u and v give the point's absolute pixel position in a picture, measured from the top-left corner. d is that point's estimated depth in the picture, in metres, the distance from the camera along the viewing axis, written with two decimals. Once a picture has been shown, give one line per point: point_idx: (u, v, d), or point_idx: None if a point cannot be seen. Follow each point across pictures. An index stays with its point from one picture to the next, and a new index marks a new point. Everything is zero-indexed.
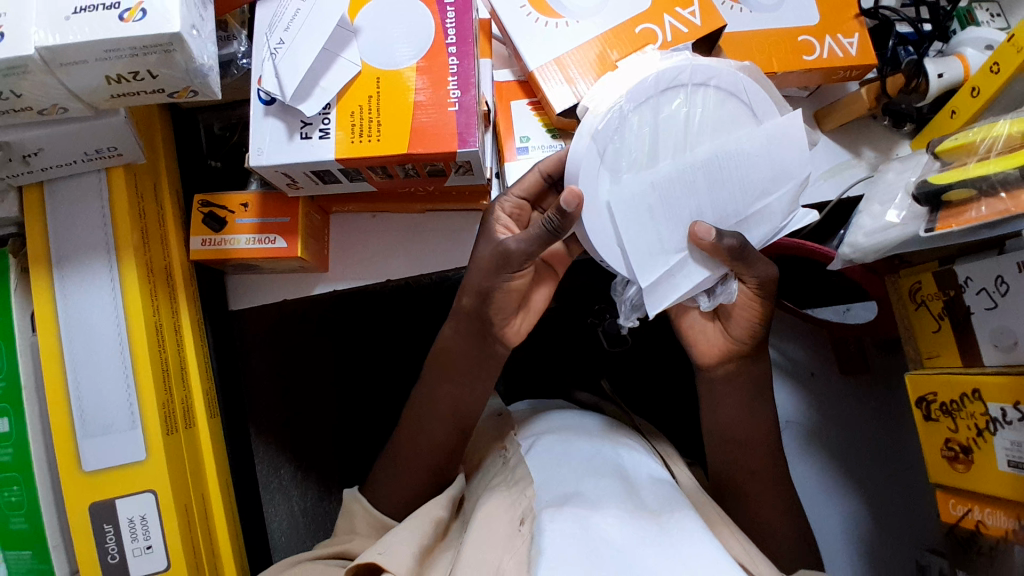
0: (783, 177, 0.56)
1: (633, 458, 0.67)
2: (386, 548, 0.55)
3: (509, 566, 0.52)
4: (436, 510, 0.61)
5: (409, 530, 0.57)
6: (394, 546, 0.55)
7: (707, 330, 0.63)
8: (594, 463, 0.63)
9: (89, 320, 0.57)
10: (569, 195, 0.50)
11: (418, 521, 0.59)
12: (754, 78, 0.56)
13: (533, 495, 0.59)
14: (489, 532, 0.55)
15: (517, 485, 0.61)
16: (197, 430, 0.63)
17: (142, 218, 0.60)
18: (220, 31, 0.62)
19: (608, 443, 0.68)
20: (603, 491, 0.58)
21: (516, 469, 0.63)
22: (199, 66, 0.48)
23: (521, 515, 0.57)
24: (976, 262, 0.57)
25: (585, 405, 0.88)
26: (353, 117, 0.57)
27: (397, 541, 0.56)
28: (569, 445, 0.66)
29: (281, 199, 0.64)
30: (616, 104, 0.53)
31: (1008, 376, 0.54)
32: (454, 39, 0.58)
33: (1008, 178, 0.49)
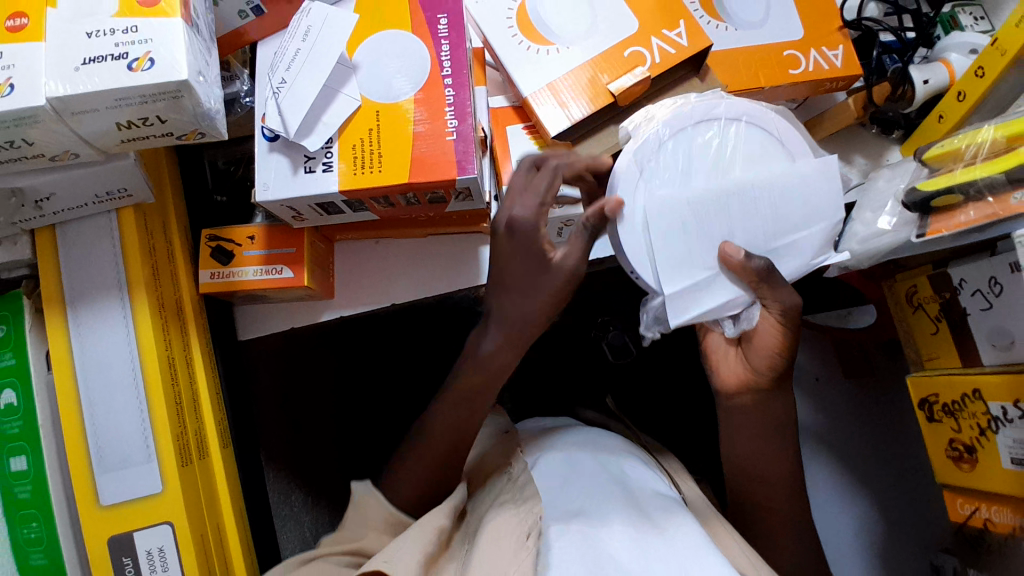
0: (823, 210, 0.59)
1: (639, 474, 0.67)
2: (388, 556, 0.54)
3: None
4: (439, 516, 0.60)
5: (413, 535, 0.57)
6: (401, 550, 0.55)
7: (729, 356, 0.64)
8: (603, 480, 0.64)
9: (104, 357, 0.58)
10: (612, 202, 0.56)
11: (422, 526, 0.58)
12: (789, 119, 0.61)
13: (541, 512, 0.59)
14: (495, 548, 0.56)
15: (524, 499, 0.61)
16: (211, 461, 0.64)
17: (153, 255, 0.61)
18: (223, 71, 0.64)
19: (615, 458, 0.68)
20: (614, 507, 0.59)
21: (523, 485, 0.63)
22: (207, 109, 0.50)
23: (527, 531, 0.57)
24: (969, 264, 0.58)
25: (591, 421, 0.89)
26: (354, 149, 0.58)
27: (403, 544, 0.55)
28: (573, 463, 0.67)
29: (287, 231, 0.66)
30: (654, 129, 0.58)
31: (1007, 375, 0.55)
32: (449, 71, 0.60)
33: (995, 183, 0.50)
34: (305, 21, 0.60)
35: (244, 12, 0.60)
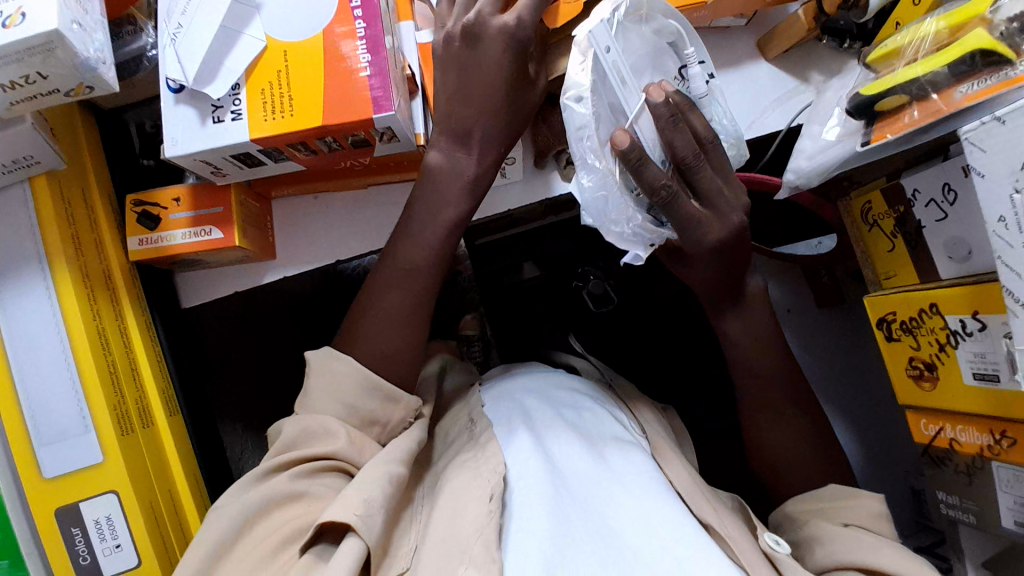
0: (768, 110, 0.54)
1: (596, 419, 0.65)
2: (361, 508, 0.49)
3: (479, 548, 0.49)
4: (399, 459, 0.56)
5: (380, 483, 0.52)
6: (370, 506, 0.50)
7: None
8: (559, 426, 0.61)
9: (29, 330, 0.56)
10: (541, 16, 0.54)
11: (384, 470, 0.54)
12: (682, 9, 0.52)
13: (502, 471, 0.56)
14: (460, 515, 0.53)
15: (485, 461, 0.58)
16: (157, 429, 0.63)
17: (73, 224, 0.59)
18: (128, 25, 0.61)
19: (570, 406, 0.66)
20: (569, 452, 0.58)
21: (486, 447, 0.60)
22: (85, 60, 0.47)
23: (489, 492, 0.54)
24: (921, 173, 0.55)
25: (562, 364, 0.88)
26: (263, 93, 0.55)
27: (370, 492, 0.51)
28: (530, 411, 0.65)
29: (213, 189, 0.63)
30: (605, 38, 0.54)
31: (965, 286, 0.52)
32: (359, 3, 0.56)
33: (937, 79, 0.46)
34: None
35: None
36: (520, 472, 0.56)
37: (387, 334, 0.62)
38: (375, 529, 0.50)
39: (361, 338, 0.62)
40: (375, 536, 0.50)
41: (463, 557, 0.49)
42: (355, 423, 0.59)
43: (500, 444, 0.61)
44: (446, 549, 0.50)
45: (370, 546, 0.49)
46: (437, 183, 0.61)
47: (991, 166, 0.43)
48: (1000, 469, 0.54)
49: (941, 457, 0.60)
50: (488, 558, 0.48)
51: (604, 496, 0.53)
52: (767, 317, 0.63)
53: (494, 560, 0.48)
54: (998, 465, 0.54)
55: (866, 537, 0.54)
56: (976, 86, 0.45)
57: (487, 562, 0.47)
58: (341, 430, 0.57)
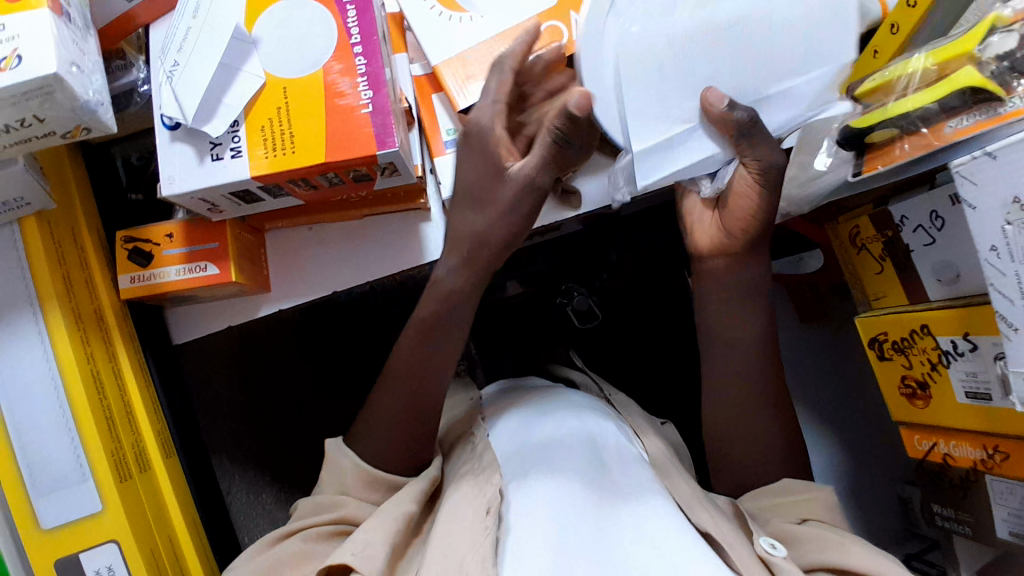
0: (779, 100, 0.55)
1: (598, 424, 0.66)
2: (357, 548, 0.51)
3: (473, 562, 0.50)
4: (409, 496, 0.57)
5: (387, 520, 0.54)
6: (369, 543, 0.52)
7: (704, 219, 0.63)
8: (561, 433, 0.62)
9: (22, 377, 0.54)
10: (579, 98, 0.50)
11: (390, 511, 0.55)
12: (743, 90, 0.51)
13: (500, 484, 0.58)
14: (457, 530, 0.54)
15: (484, 473, 0.60)
16: (155, 473, 0.61)
17: (64, 265, 0.57)
18: (117, 59, 0.60)
19: (574, 413, 0.67)
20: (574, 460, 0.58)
21: (484, 457, 0.62)
22: (85, 102, 0.46)
23: (486, 506, 0.55)
24: (909, 200, 0.57)
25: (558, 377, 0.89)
26: (263, 130, 0.55)
27: (372, 534, 0.52)
28: (533, 425, 0.65)
29: (207, 224, 0.62)
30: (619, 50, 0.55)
31: (954, 308, 0.54)
32: (358, 39, 0.56)
33: (928, 114, 0.48)
34: None
35: None
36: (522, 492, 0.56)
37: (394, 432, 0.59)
38: (377, 562, 0.51)
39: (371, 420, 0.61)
40: (377, 569, 0.50)
41: (458, 573, 0.50)
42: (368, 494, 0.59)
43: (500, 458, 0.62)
44: (444, 564, 0.51)
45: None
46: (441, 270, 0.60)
47: (982, 199, 0.44)
48: (994, 482, 0.56)
49: (936, 471, 0.61)
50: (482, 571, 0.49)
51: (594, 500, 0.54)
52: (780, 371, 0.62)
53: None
54: (992, 479, 0.56)
55: (832, 536, 0.54)
56: (964, 122, 0.46)
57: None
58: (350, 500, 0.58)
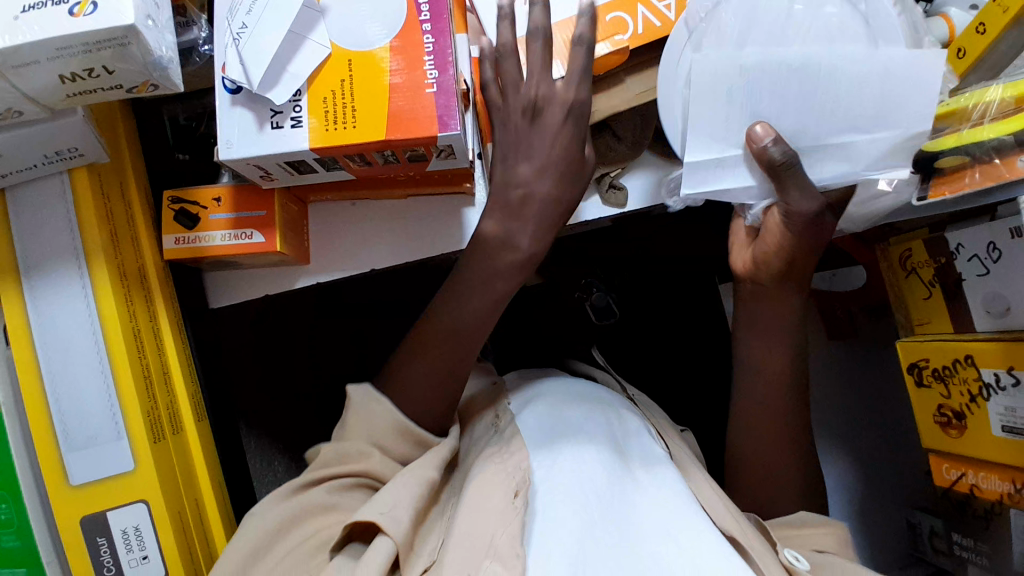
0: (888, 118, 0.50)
1: (622, 425, 0.66)
2: (385, 507, 0.51)
3: (502, 542, 0.50)
4: (432, 463, 0.57)
5: (411, 484, 0.54)
6: (396, 505, 0.52)
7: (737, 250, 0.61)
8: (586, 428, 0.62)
9: (63, 330, 0.54)
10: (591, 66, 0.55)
11: (414, 475, 0.55)
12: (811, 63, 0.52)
13: (526, 465, 0.58)
14: (484, 511, 0.54)
15: (512, 458, 0.60)
16: (186, 435, 0.61)
17: (112, 220, 0.57)
18: (178, 16, 0.59)
19: (599, 410, 0.67)
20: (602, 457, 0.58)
21: (511, 440, 0.62)
22: (158, 58, 0.45)
23: (515, 489, 0.55)
24: (966, 228, 0.57)
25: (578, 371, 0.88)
26: (325, 102, 0.54)
27: (398, 496, 0.53)
28: (563, 415, 0.65)
29: (256, 192, 0.62)
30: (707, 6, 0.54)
31: (1001, 341, 0.54)
32: (428, 17, 0.56)
33: (1003, 145, 0.48)
34: None
35: None
36: (546, 481, 0.56)
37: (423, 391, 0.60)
38: (403, 524, 0.51)
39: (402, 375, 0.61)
40: (403, 531, 0.51)
41: (487, 551, 0.50)
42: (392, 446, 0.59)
43: (528, 441, 0.62)
44: (469, 544, 0.51)
45: (399, 544, 0.50)
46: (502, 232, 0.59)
47: None
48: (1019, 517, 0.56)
49: (960, 500, 0.62)
50: (513, 554, 0.49)
51: (613, 496, 0.54)
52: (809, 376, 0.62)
53: (518, 556, 0.49)
54: (1018, 515, 0.56)
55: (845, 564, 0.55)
56: None
57: (512, 558, 0.49)
58: (374, 449, 0.58)
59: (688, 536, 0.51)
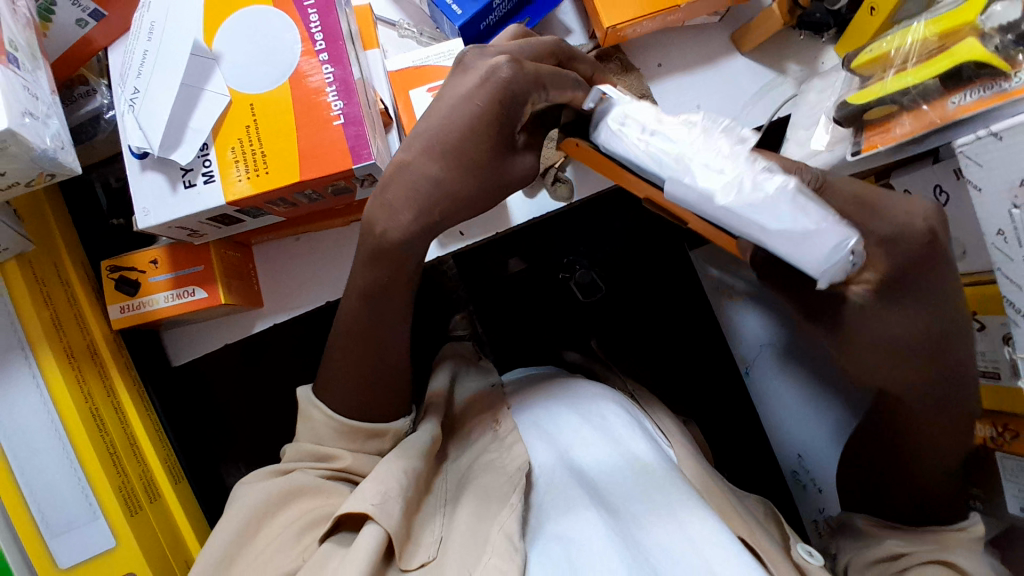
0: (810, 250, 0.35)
1: (618, 411, 0.63)
2: (376, 497, 0.51)
3: (497, 537, 0.50)
4: (414, 453, 0.57)
5: (394, 473, 0.54)
6: (386, 495, 0.52)
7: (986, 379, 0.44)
8: (587, 425, 0.60)
9: (19, 422, 0.54)
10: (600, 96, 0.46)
11: (397, 464, 0.55)
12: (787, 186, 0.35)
13: (526, 467, 0.56)
14: (480, 518, 0.53)
15: (512, 458, 0.58)
16: (166, 500, 0.62)
17: (51, 304, 0.57)
18: (80, 87, 0.58)
19: (594, 403, 0.63)
20: (586, 444, 0.58)
21: (512, 447, 0.59)
22: (43, 151, 0.44)
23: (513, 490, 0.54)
24: (911, 173, 0.55)
25: (575, 365, 0.88)
26: (236, 151, 0.53)
27: (386, 484, 0.53)
28: (554, 414, 0.63)
29: (191, 248, 0.61)
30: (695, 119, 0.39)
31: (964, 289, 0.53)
32: (323, 45, 0.53)
33: (928, 89, 0.46)
34: (146, 17, 0.53)
35: (82, 19, 0.54)
36: (546, 483, 0.55)
37: (346, 378, 0.58)
38: (395, 515, 0.51)
39: (332, 374, 0.59)
40: (396, 521, 0.51)
41: (484, 547, 0.50)
42: (357, 440, 0.59)
43: (527, 445, 0.60)
44: (468, 550, 0.51)
45: (389, 530, 0.50)
46: (389, 237, 0.50)
47: (987, 179, 0.43)
48: (1006, 458, 0.56)
49: None
50: (510, 548, 0.49)
51: (638, 491, 0.53)
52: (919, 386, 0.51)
53: (515, 550, 0.49)
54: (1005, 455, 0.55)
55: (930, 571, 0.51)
56: (968, 98, 0.44)
57: (510, 552, 0.49)
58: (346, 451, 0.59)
59: (704, 534, 0.49)
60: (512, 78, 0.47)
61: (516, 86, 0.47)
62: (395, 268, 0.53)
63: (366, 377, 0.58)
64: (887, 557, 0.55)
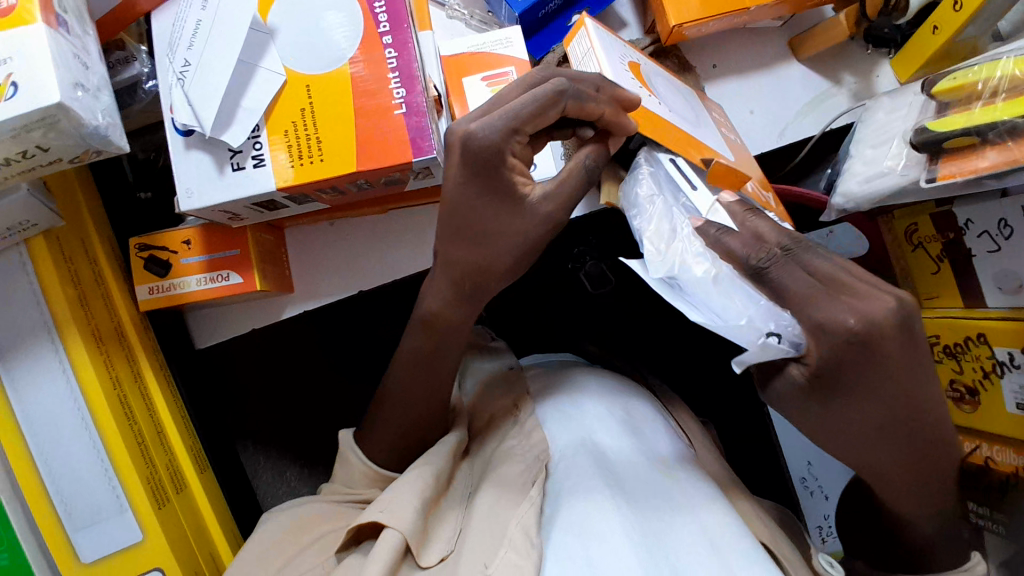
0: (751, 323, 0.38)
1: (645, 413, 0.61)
2: (386, 505, 0.50)
3: (514, 533, 0.49)
4: (442, 454, 0.56)
5: (417, 475, 0.53)
6: (397, 498, 0.50)
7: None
8: (611, 418, 0.57)
9: (45, 410, 0.52)
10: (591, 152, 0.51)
11: (418, 468, 0.53)
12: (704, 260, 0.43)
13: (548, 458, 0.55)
14: (493, 508, 0.51)
15: (534, 450, 0.56)
16: (190, 489, 0.61)
17: (78, 284, 0.54)
18: (117, 51, 0.54)
19: (621, 402, 0.61)
20: (611, 435, 0.55)
21: (532, 434, 0.58)
22: (94, 129, 0.41)
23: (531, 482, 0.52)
24: (976, 204, 0.55)
25: (595, 358, 0.84)
26: (287, 133, 0.49)
27: (399, 490, 0.51)
28: (580, 404, 0.60)
29: (227, 230, 0.58)
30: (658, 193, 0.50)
31: (1016, 323, 0.53)
32: (387, 27, 0.50)
33: (1016, 127, 0.45)
34: None
35: None
36: (564, 467, 0.52)
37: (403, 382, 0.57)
38: (408, 515, 0.50)
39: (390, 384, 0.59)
40: (409, 521, 0.49)
41: (502, 541, 0.48)
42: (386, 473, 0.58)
43: (548, 432, 0.58)
44: (484, 540, 0.49)
45: (406, 534, 0.49)
46: (436, 311, 0.55)
47: None
48: None
49: (975, 472, 0.62)
50: (528, 544, 0.47)
51: (655, 481, 0.51)
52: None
53: (534, 545, 0.47)
54: None
55: None
56: None
57: (527, 547, 0.47)
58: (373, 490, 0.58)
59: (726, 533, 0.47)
60: (474, 145, 0.46)
61: (478, 165, 0.47)
62: (440, 340, 0.56)
63: (411, 391, 0.57)
64: None
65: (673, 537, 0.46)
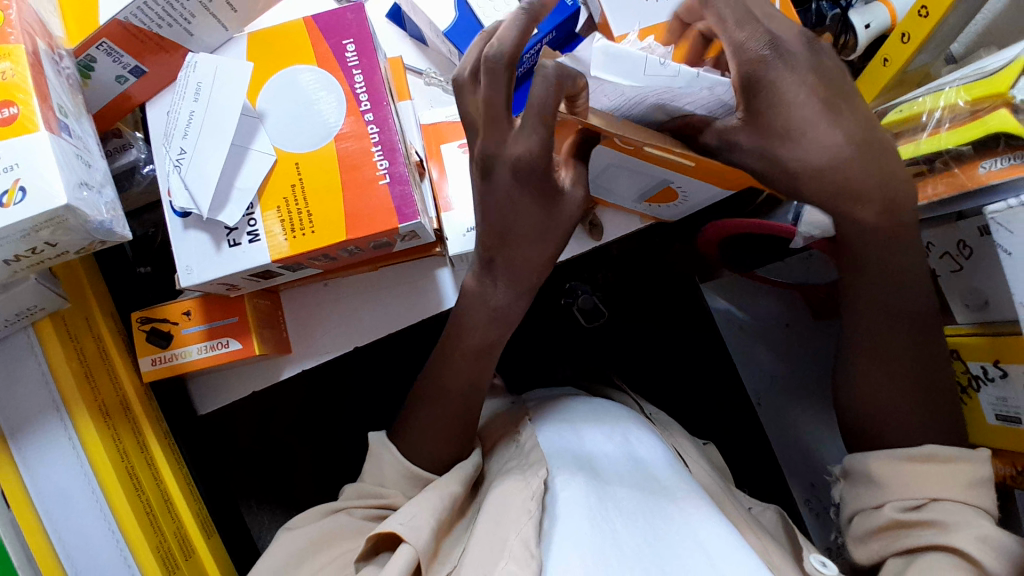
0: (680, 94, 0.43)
1: (642, 440, 0.62)
2: (405, 518, 0.51)
3: (516, 544, 0.47)
4: (457, 480, 0.57)
5: (433, 497, 0.54)
6: (417, 514, 0.52)
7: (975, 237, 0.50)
8: (609, 451, 0.58)
9: (58, 486, 0.54)
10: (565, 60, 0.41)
11: (438, 491, 0.55)
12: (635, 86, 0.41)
13: (545, 476, 0.54)
14: (499, 513, 0.51)
15: (530, 467, 0.56)
16: (198, 556, 0.62)
17: (84, 360, 0.56)
18: (115, 139, 0.58)
19: (616, 427, 0.62)
20: (613, 461, 0.57)
21: (530, 453, 0.58)
22: (96, 222, 0.44)
23: (530, 494, 0.52)
24: (937, 228, 0.58)
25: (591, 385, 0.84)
26: (280, 208, 0.52)
27: (420, 507, 0.52)
28: (580, 430, 0.61)
29: (224, 299, 0.60)
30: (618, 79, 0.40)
31: (984, 336, 0.56)
32: (368, 105, 0.54)
33: (961, 154, 0.51)
34: (192, 77, 0.53)
35: (122, 76, 0.53)
36: (562, 486, 0.52)
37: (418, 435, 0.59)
38: (424, 532, 0.50)
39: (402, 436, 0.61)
40: (425, 539, 0.50)
41: (502, 552, 0.47)
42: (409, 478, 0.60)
43: (544, 450, 0.59)
44: (490, 549, 0.48)
45: (421, 552, 0.49)
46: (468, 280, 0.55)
47: (1017, 244, 0.46)
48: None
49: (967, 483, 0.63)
50: (528, 554, 0.46)
51: (644, 509, 0.51)
52: (952, 437, 0.52)
53: (534, 556, 0.46)
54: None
55: (949, 523, 0.48)
56: (998, 165, 0.49)
57: (527, 558, 0.46)
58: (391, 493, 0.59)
59: (722, 549, 0.46)
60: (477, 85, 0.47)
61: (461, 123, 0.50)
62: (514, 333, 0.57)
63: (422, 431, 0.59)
64: (891, 523, 0.50)
65: (672, 552, 0.46)
